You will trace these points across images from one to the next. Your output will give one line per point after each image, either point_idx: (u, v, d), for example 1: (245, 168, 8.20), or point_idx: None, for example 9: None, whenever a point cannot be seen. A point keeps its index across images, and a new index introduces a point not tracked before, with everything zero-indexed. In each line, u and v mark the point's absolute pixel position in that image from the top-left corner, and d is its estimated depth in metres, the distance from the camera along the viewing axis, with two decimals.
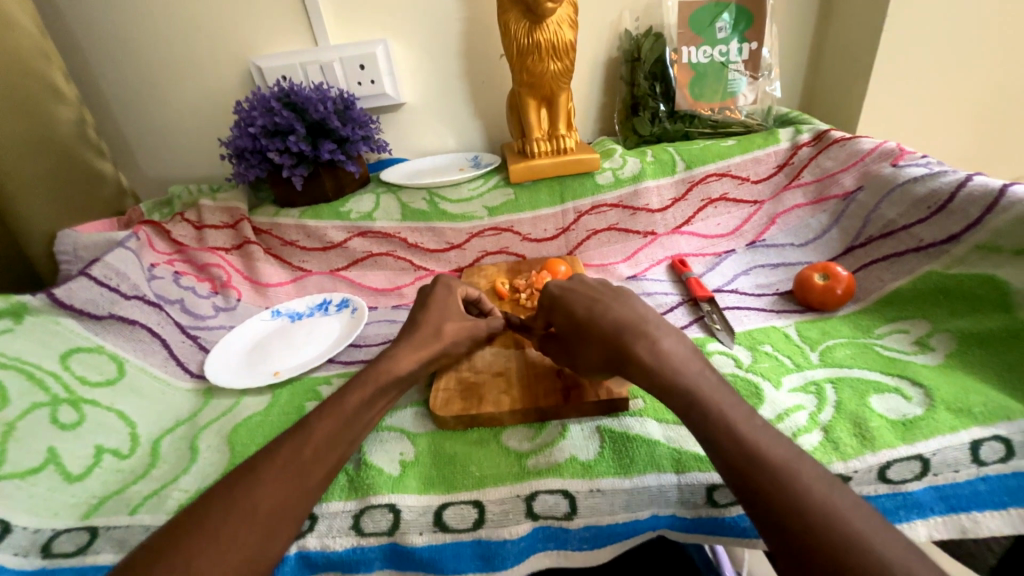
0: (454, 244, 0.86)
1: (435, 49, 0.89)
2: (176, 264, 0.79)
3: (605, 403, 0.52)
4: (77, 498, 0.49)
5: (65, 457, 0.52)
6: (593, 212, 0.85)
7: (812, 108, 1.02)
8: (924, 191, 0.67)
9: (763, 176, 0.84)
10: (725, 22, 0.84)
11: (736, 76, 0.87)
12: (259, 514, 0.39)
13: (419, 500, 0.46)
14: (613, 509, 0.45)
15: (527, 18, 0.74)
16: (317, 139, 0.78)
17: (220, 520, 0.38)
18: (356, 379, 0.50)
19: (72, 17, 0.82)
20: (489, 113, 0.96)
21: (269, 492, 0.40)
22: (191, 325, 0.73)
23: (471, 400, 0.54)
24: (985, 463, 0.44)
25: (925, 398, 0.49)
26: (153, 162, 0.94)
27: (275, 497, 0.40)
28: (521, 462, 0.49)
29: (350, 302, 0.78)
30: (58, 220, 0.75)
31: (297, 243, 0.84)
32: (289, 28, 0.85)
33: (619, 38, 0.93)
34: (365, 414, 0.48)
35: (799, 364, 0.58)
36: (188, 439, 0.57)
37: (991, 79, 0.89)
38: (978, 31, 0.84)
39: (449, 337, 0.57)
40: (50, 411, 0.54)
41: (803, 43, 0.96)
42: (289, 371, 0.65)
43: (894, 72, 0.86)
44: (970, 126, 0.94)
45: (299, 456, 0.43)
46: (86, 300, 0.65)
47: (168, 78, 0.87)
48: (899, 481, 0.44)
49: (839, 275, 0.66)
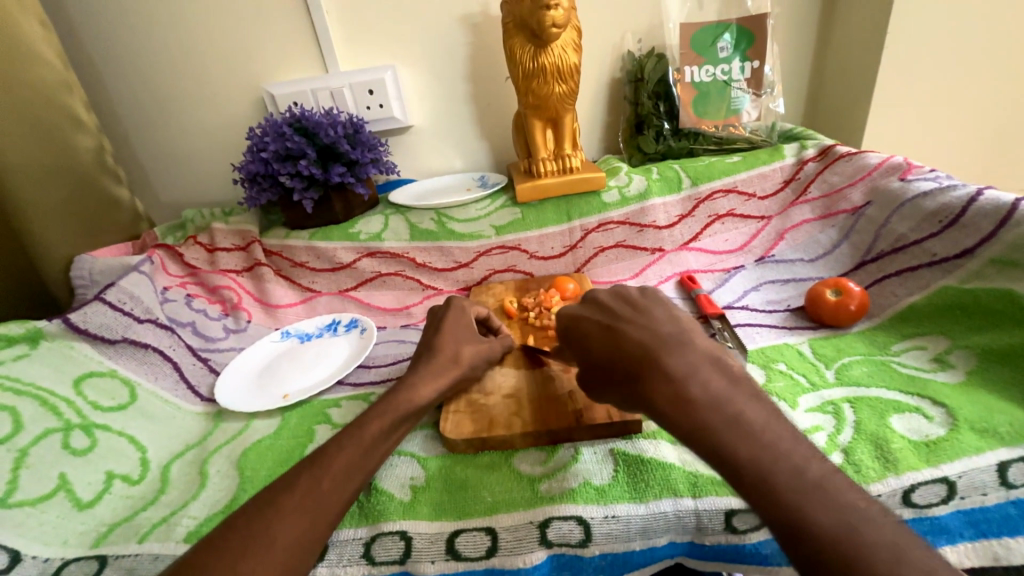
0: (462, 263, 0.86)
1: (442, 73, 0.91)
2: (188, 286, 0.80)
3: (618, 425, 0.51)
4: (86, 526, 0.49)
5: (76, 483, 0.52)
6: (600, 230, 0.85)
7: (816, 123, 1.03)
8: (934, 206, 0.67)
9: (770, 191, 0.85)
10: (727, 42, 0.85)
11: (739, 94, 0.88)
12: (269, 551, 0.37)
13: (431, 527, 0.45)
14: (629, 536, 0.44)
15: (532, 43, 0.76)
16: (328, 162, 0.80)
17: (226, 554, 0.37)
18: (375, 408, 0.50)
19: (93, 50, 0.85)
20: (495, 134, 0.98)
21: (286, 525, 0.39)
22: (202, 348, 0.74)
23: (482, 423, 0.54)
24: (1015, 486, 0.42)
25: (947, 418, 0.48)
26: (167, 187, 0.96)
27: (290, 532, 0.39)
28: (534, 487, 0.48)
29: (359, 322, 0.78)
30: (74, 245, 0.77)
31: (307, 264, 0.85)
32: (300, 56, 0.87)
33: (622, 58, 0.94)
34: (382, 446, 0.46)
35: (815, 382, 0.57)
36: (198, 463, 0.57)
37: (996, 92, 0.89)
38: (979, 46, 0.85)
39: (458, 358, 0.57)
40: (62, 437, 0.54)
41: (804, 61, 0.97)
42: (298, 394, 0.65)
43: (898, 87, 0.87)
44: (976, 139, 0.94)
45: (316, 489, 0.41)
46: (100, 324, 0.65)
47: (184, 106, 0.90)
48: (924, 505, 0.43)
49: (852, 291, 0.65)
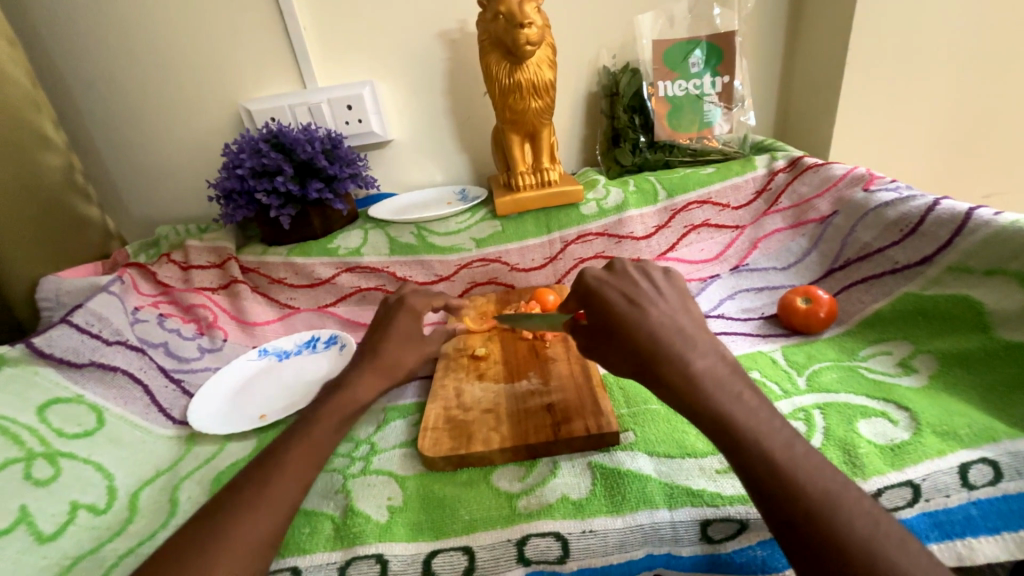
0: (442, 277, 0.86)
1: (421, 89, 0.92)
2: (161, 305, 0.78)
3: (595, 438, 0.51)
4: (48, 560, 0.47)
5: (38, 515, 0.50)
6: (580, 241, 0.86)
7: (786, 134, 1.07)
8: (895, 215, 0.70)
9: (743, 202, 0.87)
10: (698, 58, 0.88)
11: (710, 108, 0.90)
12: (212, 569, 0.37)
13: (407, 548, 0.45)
14: (607, 550, 0.44)
15: (508, 59, 0.77)
16: (305, 178, 0.79)
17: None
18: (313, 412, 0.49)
19: (62, 66, 0.84)
20: (474, 147, 0.99)
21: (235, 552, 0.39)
22: (175, 369, 0.72)
23: (461, 439, 0.53)
24: (975, 487, 0.43)
25: (910, 422, 0.49)
26: (140, 203, 0.94)
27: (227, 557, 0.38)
28: (512, 503, 0.48)
29: (338, 339, 0.77)
30: (40, 267, 0.74)
31: (285, 280, 0.84)
32: (278, 72, 0.87)
33: (598, 74, 0.97)
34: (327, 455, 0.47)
35: (787, 390, 0.58)
36: (169, 490, 0.56)
37: (951, 103, 0.94)
38: (934, 63, 0.90)
39: (400, 365, 0.56)
40: (24, 467, 0.52)
41: (772, 75, 1.01)
42: (275, 415, 0.64)
43: (861, 100, 0.91)
44: (935, 149, 0.98)
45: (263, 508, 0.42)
46: (67, 348, 0.64)
47: (157, 122, 0.89)
48: (891, 508, 0.44)
49: (820, 298, 0.67)
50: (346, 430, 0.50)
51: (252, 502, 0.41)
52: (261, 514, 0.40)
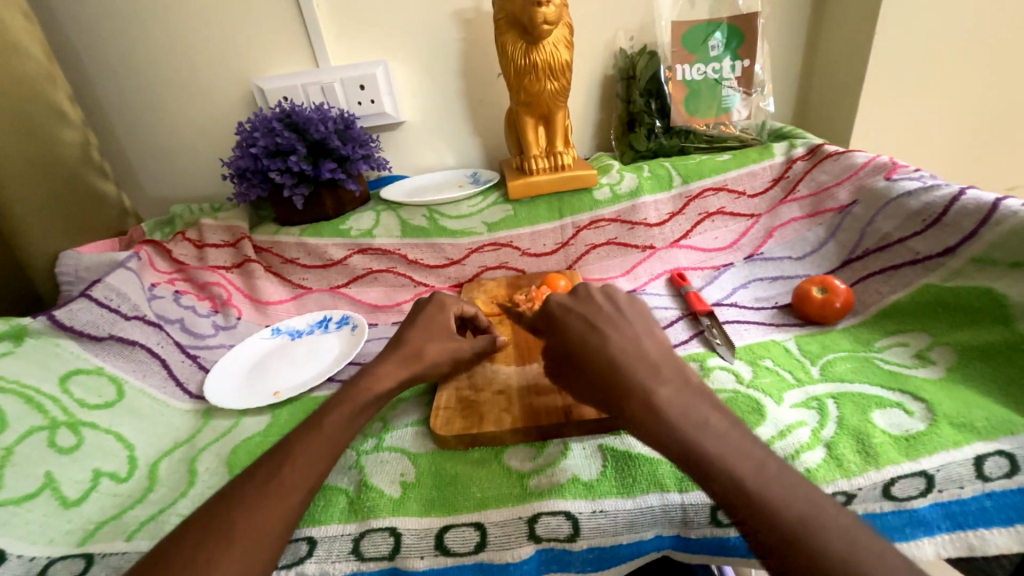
0: (453, 260, 0.86)
1: (434, 69, 0.91)
2: (177, 283, 0.80)
3: (607, 421, 0.52)
4: (73, 524, 0.49)
5: (62, 482, 0.51)
6: (592, 227, 0.85)
7: (805, 121, 1.04)
8: (918, 205, 0.68)
9: (759, 190, 0.85)
10: (718, 41, 0.85)
11: (729, 93, 0.88)
12: (238, 533, 0.39)
13: (420, 523, 0.46)
14: (616, 530, 0.45)
15: (524, 39, 0.75)
16: (318, 158, 0.79)
17: (201, 541, 0.38)
18: (338, 395, 0.50)
19: (77, 42, 0.84)
20: (487, 130, 0.98)
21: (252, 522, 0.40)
22: (191, 345, 0.74)
23: (472, 419, 0.54)
24: (990, 479, 0.43)
25: (927, 413, 0.49)
26: (154, 181, 0.95)
27: (246, 527, 0.39)
28: (523, 483, 0.48)
29: (350, 319, 0.78)
30: (59, 242, 0.76)
31: (298, 260, 0.85)
32: (290, 50, 0.87)
33: (614, 56, 0.94)
34: (347, 434, 0.47)
35: (800, 379, 0.58)
36: (187, 461, 0.57)
37: (981, 91, 0.90)
38: (965, 48, 0.86)
39: (421, 353, 0.57)
40: (48, 435, 0.54)
41: (794, 59, 0.98)
42: (288, 392, 0.65)
43: (887, 86, 0.88)
44: (961, 138, 0.95)
45: (281, 479, 0.43)
46: (86, 321, 0.65)
47: (171, 100, 0.88)
48: (903, 497, 0.44)
49: (837, 288, 0.67)
50: (366, 410, 0.50)
51: (271, 476, 0.42)
52: (281, 488, 0.42)
